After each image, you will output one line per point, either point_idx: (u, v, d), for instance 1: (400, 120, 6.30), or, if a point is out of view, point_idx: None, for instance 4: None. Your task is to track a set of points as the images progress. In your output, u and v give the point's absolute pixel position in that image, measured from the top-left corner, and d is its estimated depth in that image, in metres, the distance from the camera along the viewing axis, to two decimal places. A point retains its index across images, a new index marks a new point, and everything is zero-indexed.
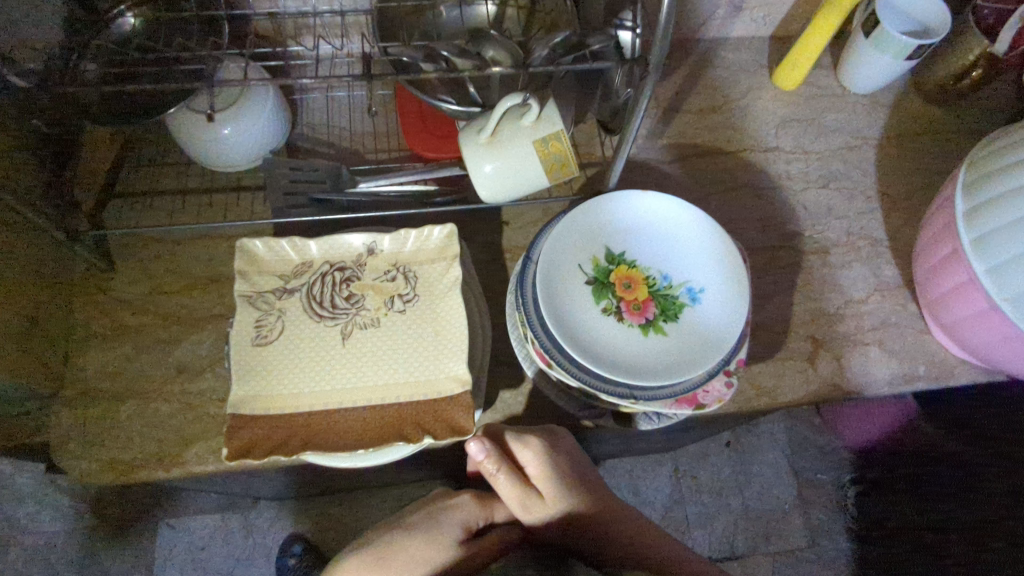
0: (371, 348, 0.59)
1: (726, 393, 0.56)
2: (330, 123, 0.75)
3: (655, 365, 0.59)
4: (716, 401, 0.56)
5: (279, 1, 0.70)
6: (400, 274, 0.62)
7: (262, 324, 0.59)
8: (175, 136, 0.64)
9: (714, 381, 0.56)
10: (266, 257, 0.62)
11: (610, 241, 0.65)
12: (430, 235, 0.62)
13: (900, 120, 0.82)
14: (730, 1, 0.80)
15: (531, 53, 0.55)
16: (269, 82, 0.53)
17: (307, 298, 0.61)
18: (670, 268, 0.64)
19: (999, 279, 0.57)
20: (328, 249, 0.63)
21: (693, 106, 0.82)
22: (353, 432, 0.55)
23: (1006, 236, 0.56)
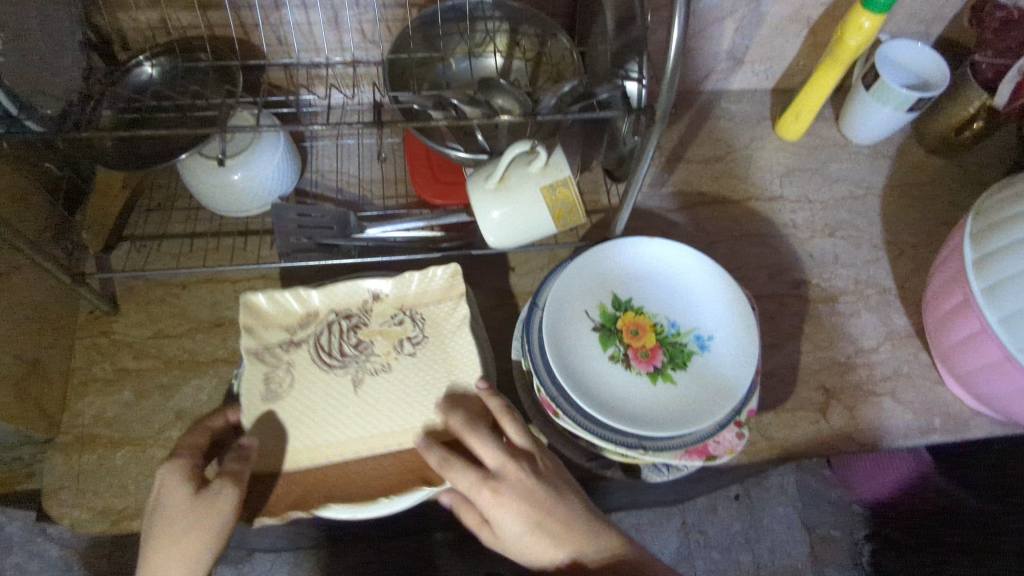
0: (383, 393, 0.59)
1: (737, 444, 0.55)
2: (339, 170, 0.75)
3: (663, 412, 0.57)
4: (727, 452, 0.54)
5: (293, 53, 0.72)
6: (407, 317, 0.62)
7: (272, 379, 0.58)
8: (186, 181, 0.65)
9: (725, 432, 0.55)
10: (269, 310, 0.60)
11: (616, 286, 0.64)
12: (434, 275, 0.61)
13: (902, 171, 0.83)
14: (730, 55, 0.82)
15: (541, 101, 0.56)
16: (281, 128, 0.54)
17: (315, 349, 0.60)
18: (677, 314, 0.63)
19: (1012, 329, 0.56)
20: (332, 298, 0.61)
21: (697, 155, 0.83)
22: (375, 481, 0.54)
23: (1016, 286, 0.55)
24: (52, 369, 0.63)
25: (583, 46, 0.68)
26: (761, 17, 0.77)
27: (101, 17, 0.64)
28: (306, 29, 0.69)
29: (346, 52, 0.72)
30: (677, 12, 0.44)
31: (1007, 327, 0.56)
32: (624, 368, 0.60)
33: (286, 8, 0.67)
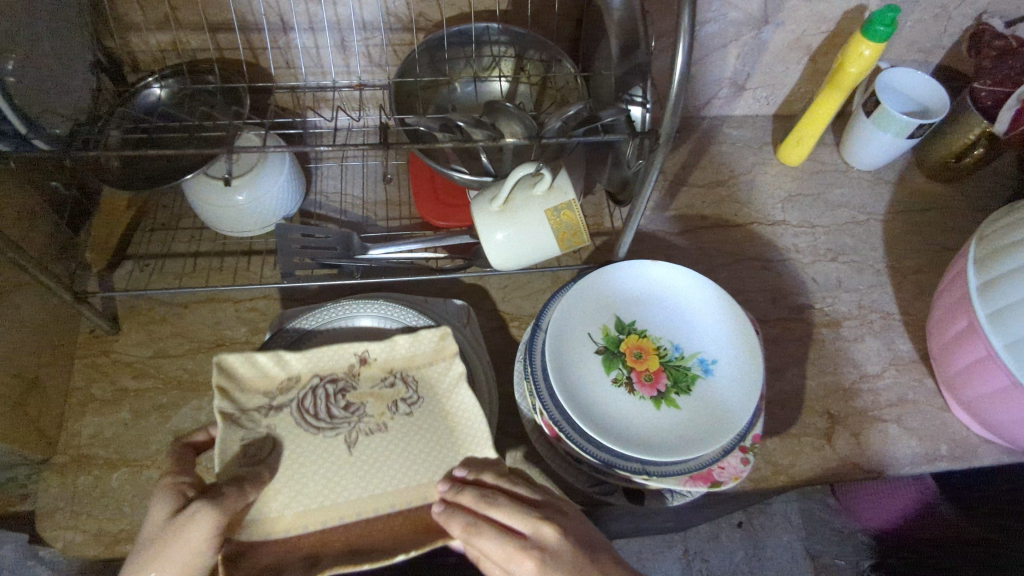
0: (379, 456, 0.55)
1: (742, 470, 0.54)
2: (343, 191, 0.76)
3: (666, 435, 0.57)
4: (732, 478, 0.53)
5: (301, 76, 0.73)
6: (398, 379, 0.59)
7: (251, 446, 0.53)
8: (191, 201, 0.65)
9: (730, 458, 0.54)
10: (246, 373, 0.55)
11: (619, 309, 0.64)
12: (427, 336, 0.59)
13: (903, 196, 0.83)
14: (732, 82, 0.83)
15: (545, 124, 0.57)
16: (287, 149, 0.54)
17: (299, 412, 0.56)
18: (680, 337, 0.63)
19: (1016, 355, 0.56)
20: (316, 360, 0.58)
21: (700, 179, 0.84)
22: (383, 536, 0.51)
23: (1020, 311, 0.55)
24: (51, 388, 0.62)
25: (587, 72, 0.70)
26: (762, 45, 0.78)
27: (113, 40, 0.65)
28: (314, 53, 0.70)
29: (353, 75, 0.73)
30: (681, 37, 0.45)
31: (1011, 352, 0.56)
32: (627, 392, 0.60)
33: (295, 32, 0.68)
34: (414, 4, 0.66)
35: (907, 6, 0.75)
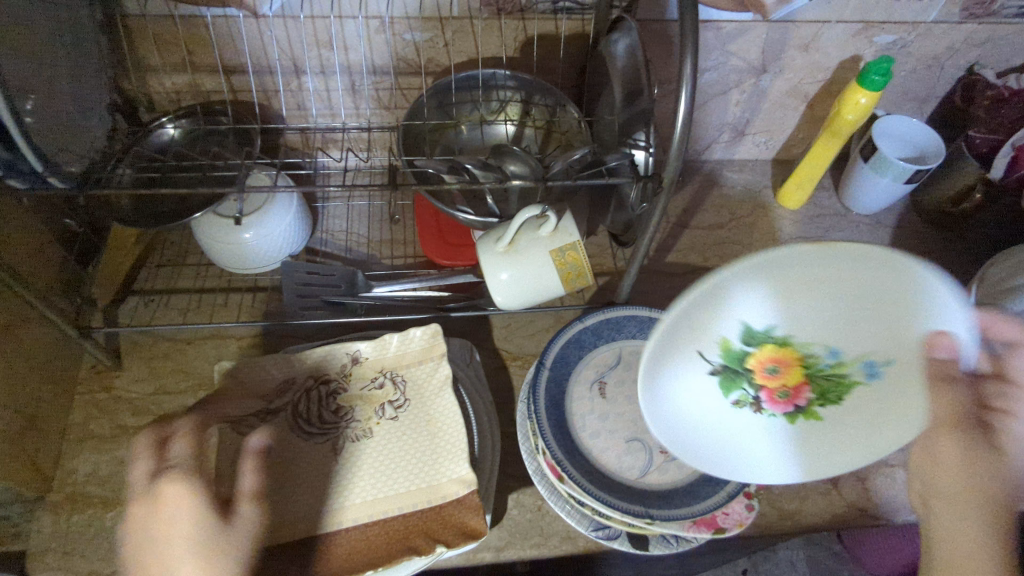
0: (364, 462, 0.56)
1: (748, 516, 0.53)
2: (349, 230, 0.77)
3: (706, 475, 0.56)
4: (737, 524, 0.52)
5: (310, 117, 0.74)
6: (388, 380, 0.60)
7: (247, 450, 0.56)
8: (200, 239, 0.66)
9: (735, 503, 0.54)
10: (247, 378, 0.59)
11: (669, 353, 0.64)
12: (414, 336, 0.61)
13: (902, 241, 0.84)
14: (731, 127, 0.85)
15: (551, 167, 0.58)
16: (296, 190, 0.55)
17: (293, 417, 0.57)
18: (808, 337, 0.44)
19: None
20: (311, 362, 0.60)
21: (701, 222, 0.85)
22: (360, 554, 0.51)
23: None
24: (50, 425, 0.62)
25: (591, 116, 0.72)
26: (761, 92, 0.80)
27: (130, 82, 0.67)
28: (324, 95, 0.72)
29: (362, 117, 0.75)
30: (683, 87, 0.46)
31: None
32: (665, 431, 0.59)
33: (306, 75, 0.70)
34: (422, 50, 0.69)
35: (901, 57, 0.77)
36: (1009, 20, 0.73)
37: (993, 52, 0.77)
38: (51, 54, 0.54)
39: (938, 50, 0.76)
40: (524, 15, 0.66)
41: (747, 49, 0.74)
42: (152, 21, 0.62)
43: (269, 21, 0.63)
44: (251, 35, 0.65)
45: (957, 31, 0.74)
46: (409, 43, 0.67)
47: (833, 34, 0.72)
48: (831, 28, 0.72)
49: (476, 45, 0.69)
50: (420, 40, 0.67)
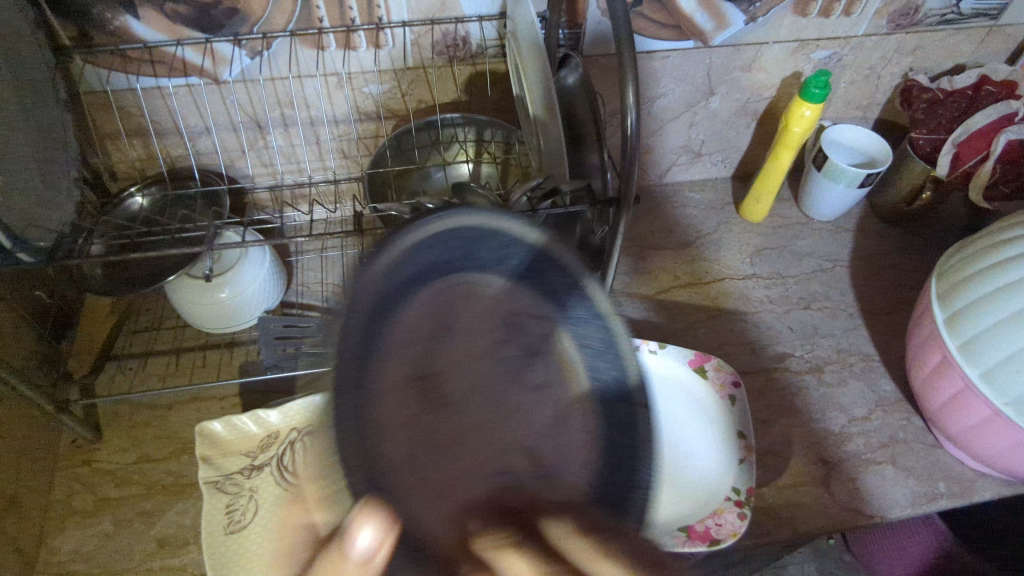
0: None
1: (739, 526, 0.54)
2: (324, 281, 0.78)
3: (614, 373, 0.45)
4: (731, 534, 0.53)
5: (278, 175, 0.77)
6: None
7: (233, 509, 0.58)
8: (177, 304, 0.67)
9: (726, 515, 0.55)
10: (231, 439, 0.62)
11: (536, 404, 0.46)
12: None
13: (864, 243, 0.87)
14: (684, 150, 0.89)
15: (513, 197, 0.59)
16: (265, 243, 0.56)
17: (278, 469, 0.61)
18: (563, 310, 0.46)
19: (543, 260, 0.46)
20: (290, 416, 0.63)
21: (667, 242, 0.87)
22: None
23: (495, 250, 0.46)
24: (29, 505, 0.60)
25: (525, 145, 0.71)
26: (710, 116, 0.84)
27: (97, 155, 0.69)
28: (289, 151, 0.75)
29: (328, 170, 0.78)
30: (628, 113, 0.48)
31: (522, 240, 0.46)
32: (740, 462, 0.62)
33: (271, 133, 0.72)
34: (381, 101, 0.72)
35: (838, 69, 0.81)
36: (933, 28, 0.77)
37: (923, 59, 0.81)
38: (15, 131, 0.55)
39: (872, 60, 0.80)
40: (476, 61, 0.70)
41: (691, 74, 0.77)
42: (116, 95, 0.64)
43: (230, 86, 0.66)
44: (214, 101, 0.67)
45: (887, 42, 0.78)
46: (369, 95, 0.71)
47: (771, 53, 0.76)
48: (769, 49, 0.76)
49: (432, 92, 0.72)
50: (379, 92, 0.70)
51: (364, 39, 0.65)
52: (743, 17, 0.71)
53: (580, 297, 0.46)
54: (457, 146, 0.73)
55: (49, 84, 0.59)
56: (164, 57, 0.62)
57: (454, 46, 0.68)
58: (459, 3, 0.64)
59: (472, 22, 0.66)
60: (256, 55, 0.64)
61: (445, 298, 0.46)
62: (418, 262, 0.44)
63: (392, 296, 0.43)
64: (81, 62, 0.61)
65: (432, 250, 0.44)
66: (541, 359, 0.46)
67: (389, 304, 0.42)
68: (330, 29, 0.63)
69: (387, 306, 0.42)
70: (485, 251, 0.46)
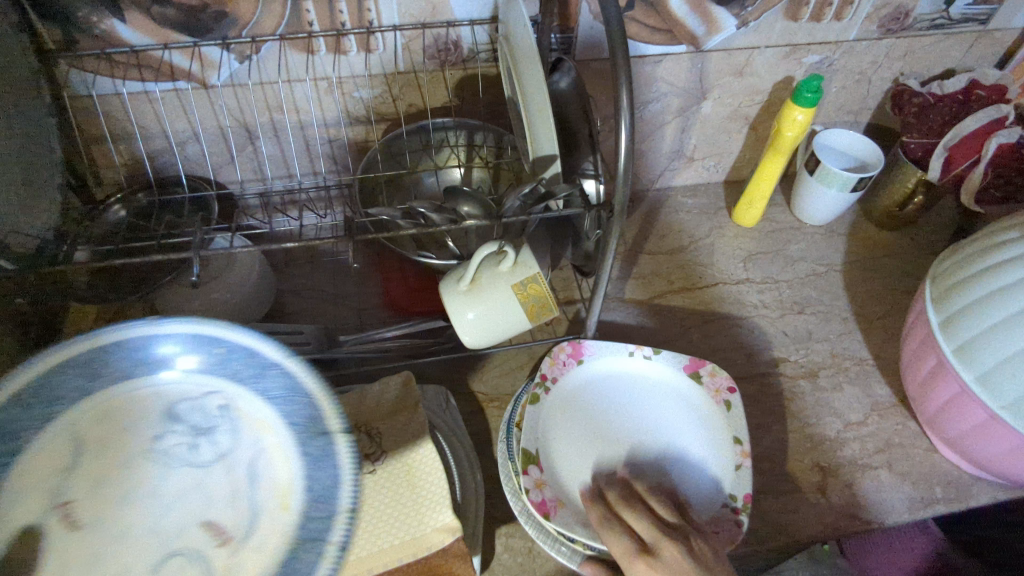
0: None
1: (738, 532, 0.54)
2: (314, 287, 0.77)
3: (305, 411, 0.40)
4: (729, 543, 0.53)
5: (267, 180, 0.76)
6: (364, 435, 0.56)
7: None
8: (163, 313, 0.65)
9: (724, 521, 0.55)
10: None
11: (218, 480, 0.40)
12: (390, 385, 0.59)
13: (856, 247, 0.87)
14: (677, 155, 0.88)
15: (505, 204, 0.57)
16: (254, 249, 0.55)
17: None
18: (235, 376, 0.42)
19: (207, 339, 0.42)
20: None
21: (660, 246, 0.87)
22: None
23: (138, 365, 0.42)
24: None
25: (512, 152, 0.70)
26: (702, 120, 0.83)
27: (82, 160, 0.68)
28: (279, 156, 0.74)
29: (318, 175, 0.77)
30: (622, 116, 0.47)
31: (199, 332, 0.42)
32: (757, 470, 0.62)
33: (259, 137, 0.71)
34: (372, 106, 0.71)
35: (829, 74, 0.81)
36: (923, 32, 0.78)
37: (913, 64, 0.82)
38: None
39: (863, 65, 0.81)
40: (467, 65, 0.69)
41: (684, 78, 0.77)
42: (102, 99, 0.63)
43: (218, 90, 0.65)
44: (202, 106, 0.66)
45: (878, 47, 0.78)
46: (359, 100, 0.70)
47: (763, 58, 0.76)
48: (761, 54, 0.76)
49: (423, 97, 0.71)
50: (370, 96, 0.70)
51: (354, 43, 0.64)
52: (734, 22, 0.71)
53: (247, 352, 0.42)
54: (448, 150, 0.72)
55: (31, 87, 0.58)
56: (151, 61, 0.61)
57: (446, 50, 0.67)
58: (450, 7, 0.64)
59: (464, 26, 0.65)
60: (244, 59, 0.63)
61: (108, 423, 0.41)
62: (17, 424, 0.38)
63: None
64: (66, 66, 0.60)
65: (30, 412, 0.38)
66: (222, 424, 0.41)
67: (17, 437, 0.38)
68: (320, 33, 0.62)
69: (3, 448, 0.37)
70: (73, 381, 0.40)
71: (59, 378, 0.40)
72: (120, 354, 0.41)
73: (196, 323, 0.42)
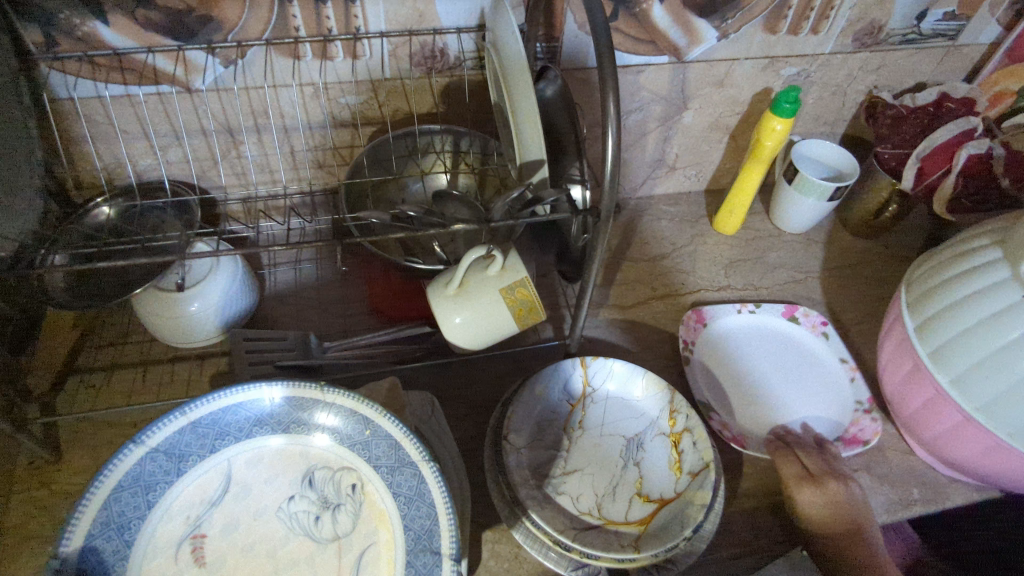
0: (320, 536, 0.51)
1: (877, 425, 0.67)
2: (299, 294, 0.76)
3: (426, 522, 0.47)
4: (873, 434, 0.66)
5: (252, 185, 0.76)
6: None
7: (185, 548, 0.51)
8: (145, 320, 0.65)
9: (863, 420, 0.68)
10: None
11: (326, 556, 0.48)
12: (375, 393, 0.58)
13: (834, 254, 0.89)
14: (658, 165, 0.90)
15: (491, 208, 0.57)
16: (238, 253, 0.52)
17: None
18: (373, 463, 0.50)
19: (360, 420, 0.50)
20: None
21: (644, 254, 0.88)
22: None
23: (296, 422, 0.51)
24: None
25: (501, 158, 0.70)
26: (683, 131, 0.85)
27: (61, 165, 0.67)
28: (263, 160, 0.73)
29: (303, 181, 0.77)
30: (609, 125, 0.48)
31: (355, 412, 0.50)
32: (818, 373, 0.73)
33: (244, 142, 0.70)
34: (358, 112, 0.71)
35: (806, 86, 0.83)
36: (895, 47, 0.80)
37: (886, 78, 0.84)
38: None
39: (838, 78, 0.83)
40: (453, 73, 0.70)
41: (666, 89, 0.78)
42: (82, 103, 0.63)
43: (202, 95, 0.65)
44: (185, 110, 0.66)
45: (853, 60, 0.81)
46: (344, 106, 0.70)
47: (743, 69, 0.78)
48: (740, 65, 0.78)
49: (410, 104, 0.72)
50: (355, 103, 0.70)
51: (340, 49, 0.64)
52: (715, 34, 0.73)
53: (390, 446, 0.49)
54: (433, 156, 0.72)
55: (11, 88, 0.57)
56: (134, 64, 0.61)
57: (432, 57, 0.68)
58: (437, 15, 0.64)
59: (450, 34, 0.66)
60: (229, 64, 0.63)
61: (263, 469, 0.51)
62: (189, 448, 0.49)
63: (157, 469, 0.47)
64: (46, 68, 0.59)
65: (200, 437, 0.49)
66: (347, 503, 0.49)
67: (185, 458, 0.49)
68: (307, 39, 0.62)
69: (171, 466, 0.48)
70: (235, 424, 0.50)
71: (226, 415, 0.50)
72: (276, 411, 0.51)
73: (354, 403, 0.50)
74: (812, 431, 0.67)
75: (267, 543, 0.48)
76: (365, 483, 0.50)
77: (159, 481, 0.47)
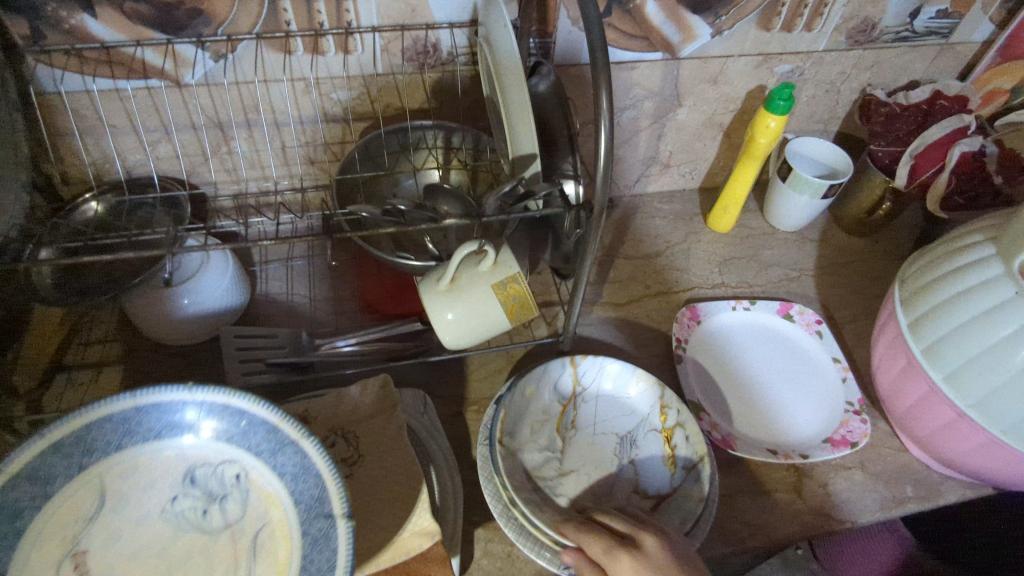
0: None
1: (866, 426, 0.67)
2: (290, 291, 0.75)
3: (315, 493, 0.43)
4: (862, 435, 0.66)
5: (243, 182, 0.75)
6: (340, 438, 0.55)
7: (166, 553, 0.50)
8: (134, 316, 0.64)
9: (852, 421, 0.67)
10: None
11: (221, 545, 0.44)
12: (366, 391, 0.58)
13: (827, 252, 0.89)
14: (652, 163, 0.90)
15: (484, 203, 0.57)
16: (227, 248, 0.51)
17: None
18: (254, 451, 0.46)
19: (234, 412, 0.46)
20: None
21: (638, 252, 0.87)
22: None
23: (167, 425, 0.46)
24: None
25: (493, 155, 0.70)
26: (676, 128, 0.85)
27: (48, 159, 0.66)
28: (253, 156, 0.73)
29: (294, 177, 0.76)
30: (602, 118, 0.48)
31: (227, 404, 0.45)
32: (812, 376, 0.72)
33: (234, 138, 0.70)
34: (349, 108, 0.71)
35: (800, 83, 0.83)
36: (888, 45, 0.80)
37: (879, 75, 0.84)
38: None
39: (832, 75, 0.83)
40: (445, 68, 0.70)
41: (659, 86, 0.78)
42: (69, 97, 0.62)
43: (192, 89, 0.64)
44: (175, 104, 0.65)
45: (847, 58, 0.81)
46: (336, 101, 0.69)
47: (737, 66, 0.78)
48: (735, 62, 0.78)
49: (402, 99, 0.71)
50: (347, 98, 0.69)
51: (332, 44, 0.64)
52: (709, 30, 0.73)
53: (268, 430, 0.45)
54: (426, 151, 0.72)
55: None
56: (122, 58, 0.60)
57: (425, 53, 0.67)
58: (429, 10, 0.64)
59: (443, 29, 0.65)
60: (219, 58, 0.62)
61: (133, 477, 0.46)
62: (53, 469, 0.42)
63: (22, 495, 0.41)
64: (33, 61, 0.58)
65: (65, 457, 0.43)
66: (234, 492, 0.46)
67: (52, 481, 0.42)
68: (298, 33, 0.62)
69: (38, 491, 0.42)
70: (104, 438, 0.44)
71: (92, 430, 0.43)
72: (150, 418, 0.45)
73: (225, 396, 0.45)
74: (801, 438, 0.66)
75: (158, 549, 0.44)
76: (251, 470, 0.46)
77: (25, 508, 0.41)
